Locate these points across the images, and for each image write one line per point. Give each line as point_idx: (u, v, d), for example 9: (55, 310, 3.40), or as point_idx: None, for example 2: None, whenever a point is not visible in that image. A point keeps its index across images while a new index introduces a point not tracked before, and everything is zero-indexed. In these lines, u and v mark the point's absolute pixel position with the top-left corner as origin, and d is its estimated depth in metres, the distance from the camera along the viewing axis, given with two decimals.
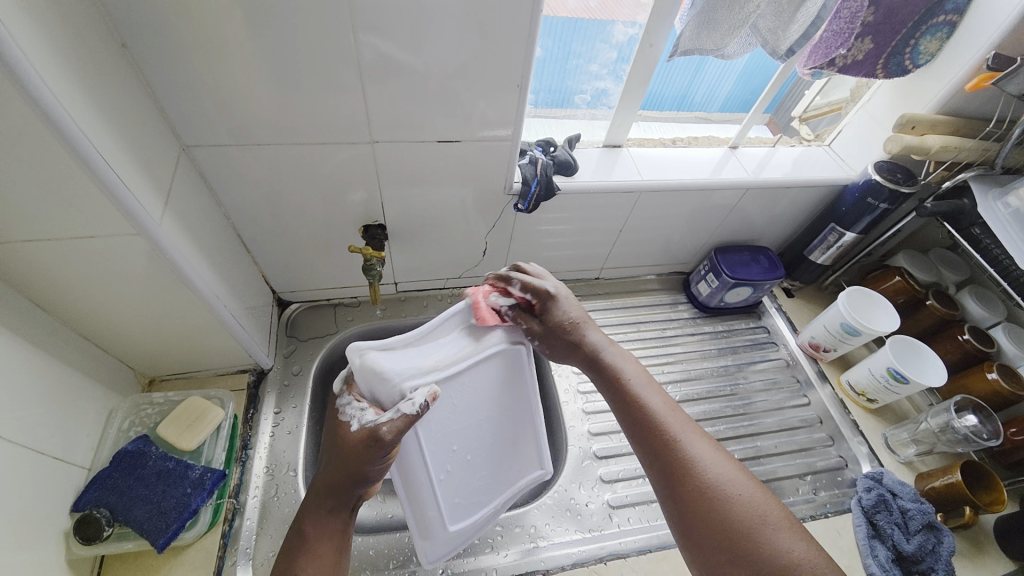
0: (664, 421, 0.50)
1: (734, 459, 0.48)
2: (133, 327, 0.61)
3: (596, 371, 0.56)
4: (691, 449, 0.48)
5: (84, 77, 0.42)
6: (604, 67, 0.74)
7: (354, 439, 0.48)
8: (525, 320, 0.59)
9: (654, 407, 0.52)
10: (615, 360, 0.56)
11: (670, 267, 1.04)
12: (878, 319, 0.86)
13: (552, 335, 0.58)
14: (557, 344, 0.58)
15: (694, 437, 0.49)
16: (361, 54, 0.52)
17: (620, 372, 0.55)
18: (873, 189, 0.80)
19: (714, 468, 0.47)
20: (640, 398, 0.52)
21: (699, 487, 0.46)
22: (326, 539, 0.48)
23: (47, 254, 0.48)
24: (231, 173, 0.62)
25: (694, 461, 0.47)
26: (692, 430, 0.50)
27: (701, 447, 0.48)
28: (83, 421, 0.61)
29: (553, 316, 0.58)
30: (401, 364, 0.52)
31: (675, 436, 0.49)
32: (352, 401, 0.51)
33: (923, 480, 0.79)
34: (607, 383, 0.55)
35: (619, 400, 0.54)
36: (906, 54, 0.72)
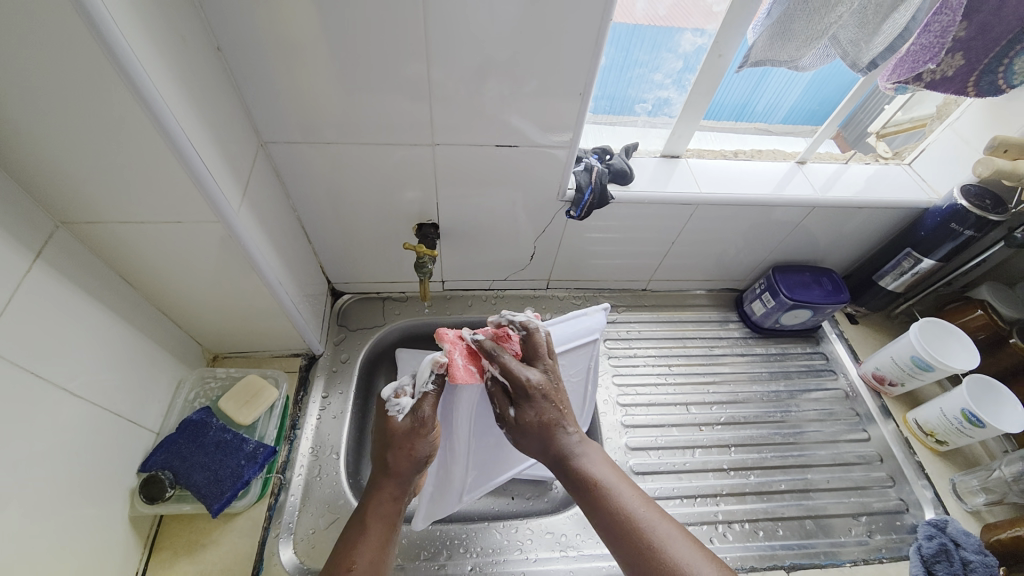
0: (635, 518, 0.48)
1: (715, 557, 0.45)
2: (204, 306, 0.66)
3: (564, 475, 0.53)
4: (667, 550, 0.45)
5: (183, 77, 0.46)
6: (668, 77, 0.72)
7: (407, 426, 0.54)
8: (501, 401, 0.55)
9: (626, 503, 0.49)
10: (585, 457, 0.53)
11: (722, 283, 1.00)
12: (955, 354, 0.79)
13: (522, 432, 0.54)
14: (528, 442, 0.55)
15: (669, 532, 0.47)
16: (429, 58, 0.54)
17: (588, 468, 0.52)
18: (958, 213, 0.74)
19: (692, 569, 0.43)
20: (609, 496, 0.49)
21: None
22: (382, 521, 0.52)
23: (139, 234, 0.52)
24: (301, 168, 0.66)
25: (669, 563, 0.44)
26: (667, 524, 0.47)
27: (678, 547, 0.45)
28: (155, 388, 0.66)
29: (527, 413, 0.54)
30: (448, 499, 0.66)
31: (650, 536, 0.46)
32: (394, 403, 0.54)
33: (988, 531, 0.72)
34: (576, 484, 0.52)
35: (590, 503, 0.50)
36: (1000, 74, 0.64)
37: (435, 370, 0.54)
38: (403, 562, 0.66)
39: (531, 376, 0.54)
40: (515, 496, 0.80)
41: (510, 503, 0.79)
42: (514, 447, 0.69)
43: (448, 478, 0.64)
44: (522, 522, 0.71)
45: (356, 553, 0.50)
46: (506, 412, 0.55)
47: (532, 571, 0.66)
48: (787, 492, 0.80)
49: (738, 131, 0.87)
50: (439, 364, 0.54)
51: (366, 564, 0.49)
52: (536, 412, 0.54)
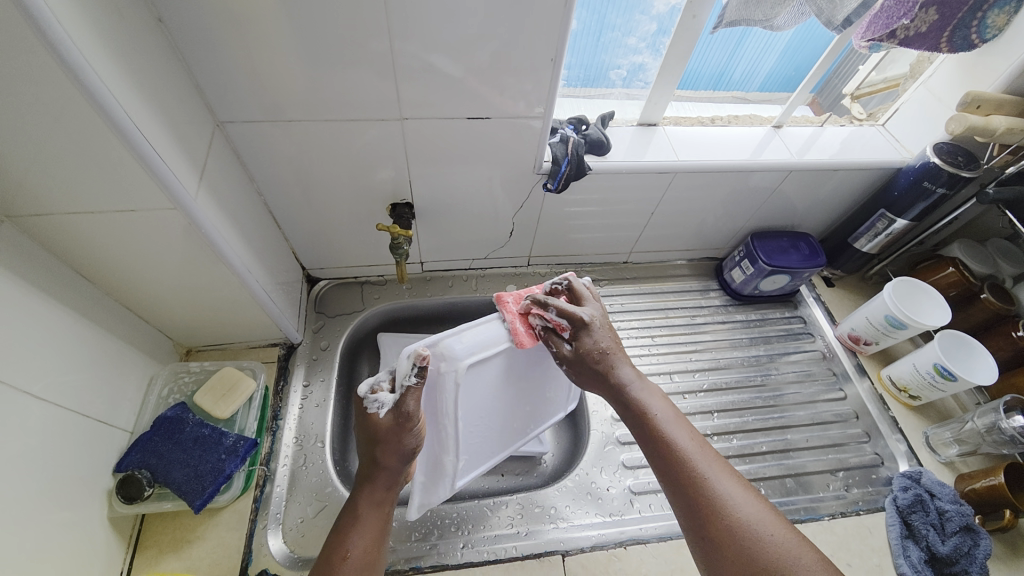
0: (690, 455, 0.50)
1: (762, 498, 0.48)
2: (170, 298, 0.63)
3: (621, 406, 0.56)
4: (717, 484, 0.48)
5: (121, 52, 0.42)
6: (642, 41, 0.70)
7: (390, 422, 0.52)
8: (556, 342, 0.59)
9: (681, 442, 0.52)
10: (642, 394, 0.56)
11: (702, 252, 1.01)
12: (928, 312, 0.81)
13: (581, 365, 0.58)
14: (585, 372, 0.58)
15: (721, 472, 0.49)
16: (391, 27, 0.51)
17: (648, 405, 0.55)
18: (930, 172, 0.74)
19: (743, 503, 0.47)
20: (666, 431, 0.53)
21: (730, 520, 0.46)
22: (375, 509, 0.52)
23: (90, 225, 0.49)
24: (263, 149, 0.63)
25: (721, 498, 0.47)
26: (718, 465, 0.50)
27: (730, 482, 0.49)
28: (125, 387, 0.64)
29: (585, 343, 0.57)
30: (440, 487, 0.64)
31: (702, 470, 0.49)
32: (375, 399, 0.52)
33: (963, 481, 0.75)
34: (633, 416, 0.55)
35: (647, 436, 0.53)
36: (974, 27, 0.65)
37: (416, 363, 0.51)
38: (395, 544, 0.66)
39: (588, 315, 0.58)
40: (505, 473, 0.81)
41: (500, 480, 0.80)
42: (504, 432, 0.68)
43: (439, 468, 0.62)
44: (512, 497, 0.71)
45: (350, 541, 0.50)
46: (563, 349, 0.58)
47: (524, 545, 0.67)
48: (768, 452, 0.82)
49: (715, 100, 0.86)
50: (419, 357, 0.51)
51: (360, 553, 0.50)
52: (593, 342, 0.57)
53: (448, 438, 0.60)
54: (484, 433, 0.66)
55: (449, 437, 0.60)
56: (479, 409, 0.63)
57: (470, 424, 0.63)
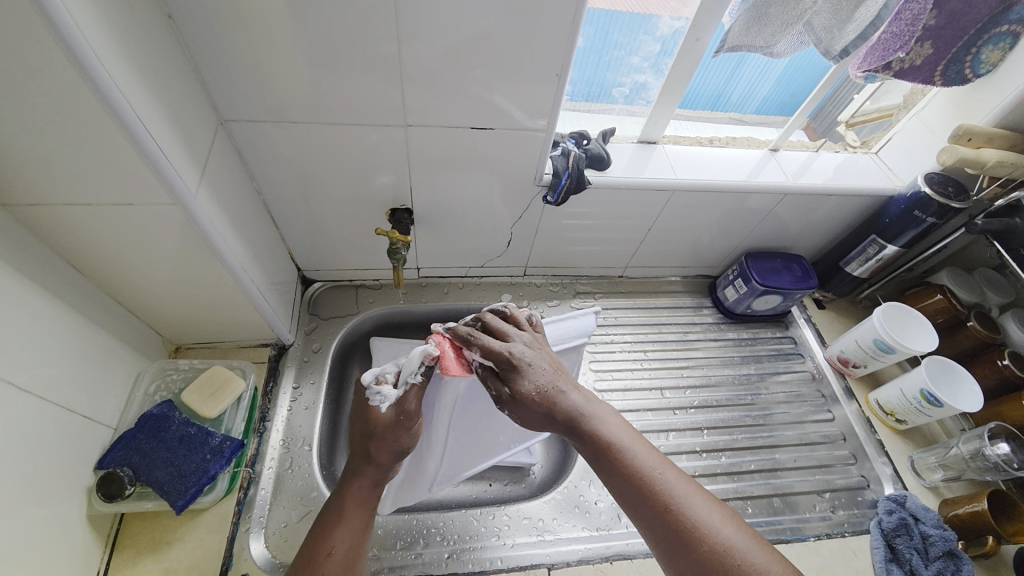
0: (657, 485, 0.46)
1: (732, 514, 0.46)
2: (163, 294, 0.62)
3: (574, 436, 0.50)
4: (691, 512, 0.45)
5: (129, 45, 0.42)
6: (645, 60, 0.71)
7: (390, 417, 0.52)
8: (495, 382, 0.52)
9: (645, 470, 0.47)
10: (595, 419, 0.50)
11: (696, 270, 1.02)
12: (917, 339, 0.82)
13: (523, 406, 0.50)
14: (529, 417, 0.50)
15: (692, 497, 0.46)
16: (400, 34, 0.52)
17: (602, 429, 0.49)
18: (921, 201, 0.76)
19: (714, 525, 0.44)
20: (628, 460, 0.48)
21: (706, 551, 0.43)
22: (361, 509, 0.51)
23: (86, 216, 0.49)
24: (266, 149, 0.63)
25: (697, 528, 0.44)
26: (688, 489, 0.47)
27: (698, 505, 0.46)
28: (111, 383, 0.63)
29: (528, 380, 0.50)
30: (416, 489, 0.64)
31: (673, 499, 0.46)
32: (379, 391, 0.52)
33: (946, 507, 0.76)
34: (590, 446, 0.49)
35: (605, 465, 0.48)
36: (967, 63, 0.67)
37: (424, 361, 0.52)
38: (379, 552, 0.65)
39: (516, 349, 0.52)
40: (492, 482, 0.80)
41: (487, 490, 0.79)
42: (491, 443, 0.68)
43: (419, 470, 0.62)
44: (500, 509, 0.71)
45: (335, 539, 0.50)
46: (502, 391, 0.51)
47: (509, 557, 0.67)
48: (756, 471, 0.82)
49: (712, 121, 0.87)
50: (429, 356, 0.52)
51: (344, 551, 0.50)
52: (537, 377, 0.50)
53: (436, 444, 0.60)
54: (469, 442, 0.65)
55: (438, 441, 0.60)
56: (470, 420, 0.62)
57: (461, 434, 0.63)
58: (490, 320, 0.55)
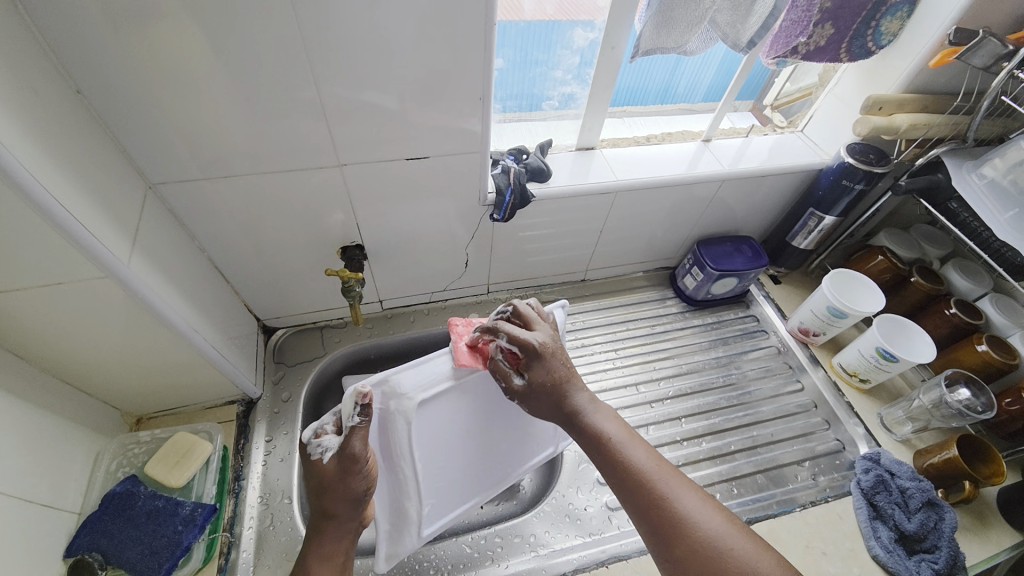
0: (649, 476, 0.51)
1: (722, 509, 0.49)
2: (113, 368, 0.61)
3: (577, 431, 0.56)
4: (676, 501, 0.49)
5: (34, 125, 0.41)
6: (569, 73, 0.74)
7: (336, 466, 0.50)
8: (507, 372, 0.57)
9: (640, 464, 0.52)
10: (596, 416, 0.56)
11: (655, 263, 1.04)
12: (863, 300, 0.87)
13: (535, 395, 0.56)
14: (543, 403, 0.56)
15: (682, 488, 0.50)
16: (319, 77, 0.52)
17: (600, 425, 0.55)
18: (847, 171, 0.80)
19: (701, 517, 0.48)
20: (623, 452, 0.53)
21: (689, 542, 0.46)
22: (327, 563, 0.51)
23: (15, 302, 0.47)
24: (202, 207, 0.62)
25: (681, 515, 0.48)
26: (679, 482, 0.51)
27: (689, 497, 0.49)
28: (68, 468, 0.60)
29: (537, 373, 0.55)
30: (407, 536, 0.60)
31: (662, 488, 0.50)
32: (320, 443, 0.50)
33: (921, 457, 0.79)
34: (590, 439, 0.55)
35: (604, 459, 0.54)
36: (869, 37, 0.72)
37: (358, 402, 0.49)
38: None
39: (542, 339, 0.57)
40: (484, 505, 0.79)
41: (481, 513, 0.79)
42: (471, 473, 0.65)
43: (402, 516, 0.60)
44: (490, 530, 0.70)
45: None
46: (514, 381, 0.56)
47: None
48: (738, 451, 0.84)
49: (665, 114, 0.90)
50: (362, 395, 0.49)
51: None
52: (545, 371, 0.56)
53: (408, 482, 0.58)
54: (450, 471, 0.63)
55: (409, 482, 0.58)
56: (444, 447, 0.61)
57: (437, 465, 0.61)
58: (516, 311, 0.61)
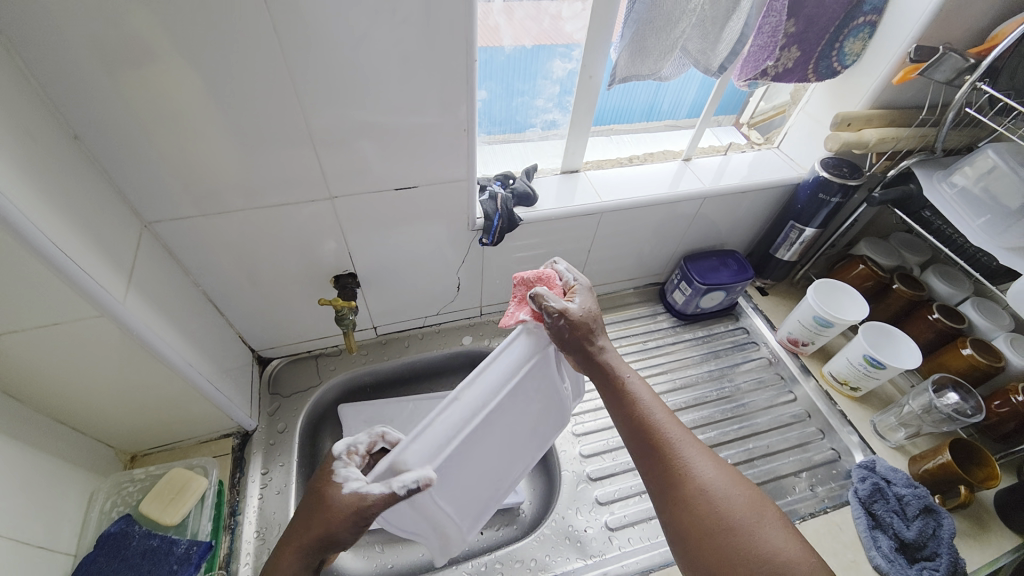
0: (660, 424, 0.53)
1: (723, 461, 0.51)
2: (108, 405, 0.61)
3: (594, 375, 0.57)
4: (683, 450, 0.51)
5: (31, 170, 0.42)
6: (550, 101, 0.77)
7: (345, 503, 0.49)
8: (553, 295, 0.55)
9: (652, 412, 0.54)
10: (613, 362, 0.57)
11: (644, 279, 1.06)
12: (847, 308, 0.88)
13: (566, 333, 0.55)
14: (573, 340, 0.55)
15: (689, 441, 0.52)
16: (309, 114, 0.54)
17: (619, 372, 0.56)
18: (823, 185, 0.83)
19: (704, 467, 0.50)
20: (636, 401, 0.55)
21: (691, 497, 0.49)
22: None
23: (12, 344, 0.47)
24: (196, 243, 0.63)
25: (686, 464, 0.50)
26: (687, 435, 0.53)
27: (695, 448, 0.52)
28: (62, 509, 0.59)
29: (585, 302, 0.58)
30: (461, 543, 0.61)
31: (671, 436, 0.52)
32: (347, 467, 0.52)
33: (916, 463, 0.79)
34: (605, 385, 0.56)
35: (615, 404, 0.56)
36: (834, 57, 0.76)
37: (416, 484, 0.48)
38: None
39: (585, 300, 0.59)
40: (484, 530, 0.79)
41: (480, 539, 0.78)
42: (496, 478, 0.63)
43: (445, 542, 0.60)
44: (490, 556, 0.70)
45: None
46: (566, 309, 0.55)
47: None
48: (736, 465, 0.84)
49: (650, 131, 0.93)
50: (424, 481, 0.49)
51: None
52: (593, 305, 0.58)
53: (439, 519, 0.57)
54: (477, 490, 0.60)
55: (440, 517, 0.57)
56: (465, 479, 0.58)
57: (462, 491, 0.59)
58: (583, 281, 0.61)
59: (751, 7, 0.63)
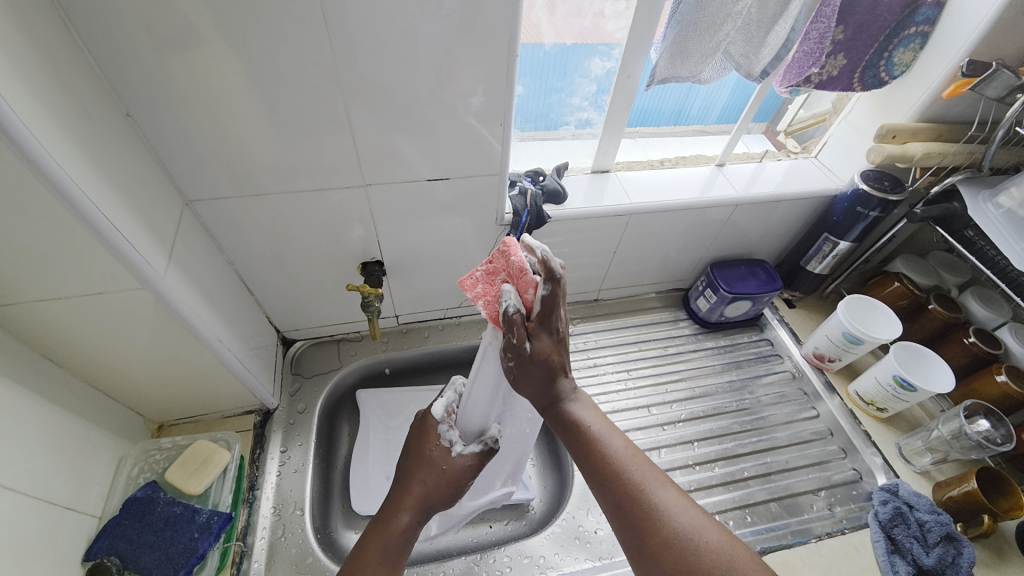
0: (625, 468, 0.47)
1: (698, 505, 0.45)
2: (140, 375, 0.63)
3: (554, 420, 0.51)
4: (653, 495, 0.45)
5: (85, 143, 0.44)
6: (585, 100, 0.76)
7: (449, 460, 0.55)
8: (519, 331, 0.47)
9: (617, 454, 0.48)
10: (574, 406, 0.51)
11: (668, 284, 1.05)
12: (879, 327, 0.86)
13: (524, 366, 0.49)
14: (533, 373, 0.49)
15: (660, 484, 0.46)
16: (348, 102, 0.55)
17: (579, 415, 0.50)
18: (862, 198, 0.81)
19: (676, 514, 0.44)
20: (600, 443, 0.49)
21: (662, 548, 0.43)
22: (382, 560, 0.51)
23: (58, 309, 0.50)
24: (233, 222, 0.65)
25: (656, 510, 0.44)
26: (657, 478, 0.47)
27: (666, 492, 0.46)
28: (93, 471, 0.62)
29: (542, 343, 0.48)
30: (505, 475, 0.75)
31: (639, 482, 0.46)
32: (449, 429, 0.56)
33: (940, 490, 0.77)
34: (565, 427, 0.50)
35: (578, 449, 0.49)
36: (881, 67, 0.74)
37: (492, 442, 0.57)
38: None
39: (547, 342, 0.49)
40: (492, 524, 0.79)
41: (489, 532, 0.79)
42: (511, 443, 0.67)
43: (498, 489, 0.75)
44: (500, 549, 0.70)
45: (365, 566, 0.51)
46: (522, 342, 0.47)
47: None
48: (752, 478, 0.82)
49: (676, 135, 0.92)
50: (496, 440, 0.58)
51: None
52: (552, 346, 0.49)
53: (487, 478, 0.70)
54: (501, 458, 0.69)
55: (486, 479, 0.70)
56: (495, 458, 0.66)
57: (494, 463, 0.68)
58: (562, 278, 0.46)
59: (798, 12, 0.62)
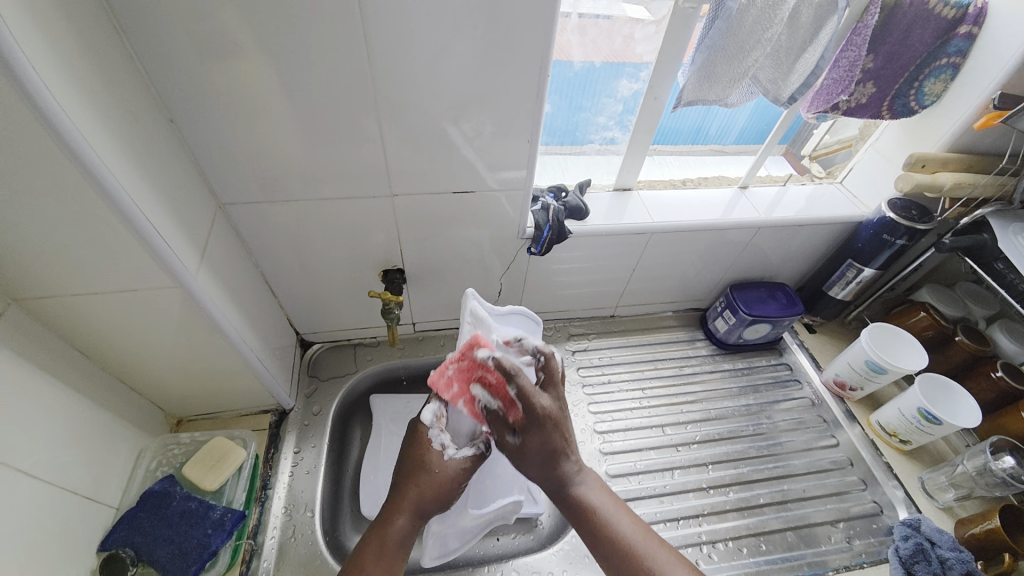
0: (636, 547, 0.51)
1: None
2: (165, 370, 0.64)
3: (566, 506, 0.54)
4: (665, 572, 0.49)
5: (130, 145, 0.46)
6: (611, 119, 0.77)
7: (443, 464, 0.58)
8: (502, 429, 0.56)
9: (627, 534, 0.52)
10: (582, 485, 0.55)
11: (686, 304, 1.04)
12: (906, 356, 0.84)
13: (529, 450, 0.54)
14: (536, 459, 0.54)
15: (669, 560, 0.50)
16: (381, 114, 0.57)
17: (588, 496, 0.54)
18: (888, 225, 0.80)
19: None
20: (610, 523, 0.52)
21: None
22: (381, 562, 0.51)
23: (93, 303, 0.51)
24: (262, 226, 0.67)
25: None
26: (666, 553, 0.51)
27: (676, 569, 0.49)
28: (113, 462, 0.63)
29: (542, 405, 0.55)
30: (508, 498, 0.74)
31: (651, 560, 0.50)
32: (439, 432, 0.60)
33: (962, 527, 0.74)
34: (575, 511, 0.53)
35: (590, 534, 0.52)
36: (912, 96, 0.73)
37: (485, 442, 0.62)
38: None
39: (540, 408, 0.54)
40: (501, 537, 0.78)
41: (495, 544, 0.77)
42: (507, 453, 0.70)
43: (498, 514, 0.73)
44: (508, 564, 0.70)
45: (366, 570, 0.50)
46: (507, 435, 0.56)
47: None
48: (766, 505, 0.81)
49: (693, 153, 0.91)
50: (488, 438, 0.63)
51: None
52: (542, 437, 0.54)
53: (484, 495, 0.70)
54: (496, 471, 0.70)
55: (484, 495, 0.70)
56: None
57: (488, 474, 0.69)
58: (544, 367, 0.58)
59: (829, 40, 0.62)
